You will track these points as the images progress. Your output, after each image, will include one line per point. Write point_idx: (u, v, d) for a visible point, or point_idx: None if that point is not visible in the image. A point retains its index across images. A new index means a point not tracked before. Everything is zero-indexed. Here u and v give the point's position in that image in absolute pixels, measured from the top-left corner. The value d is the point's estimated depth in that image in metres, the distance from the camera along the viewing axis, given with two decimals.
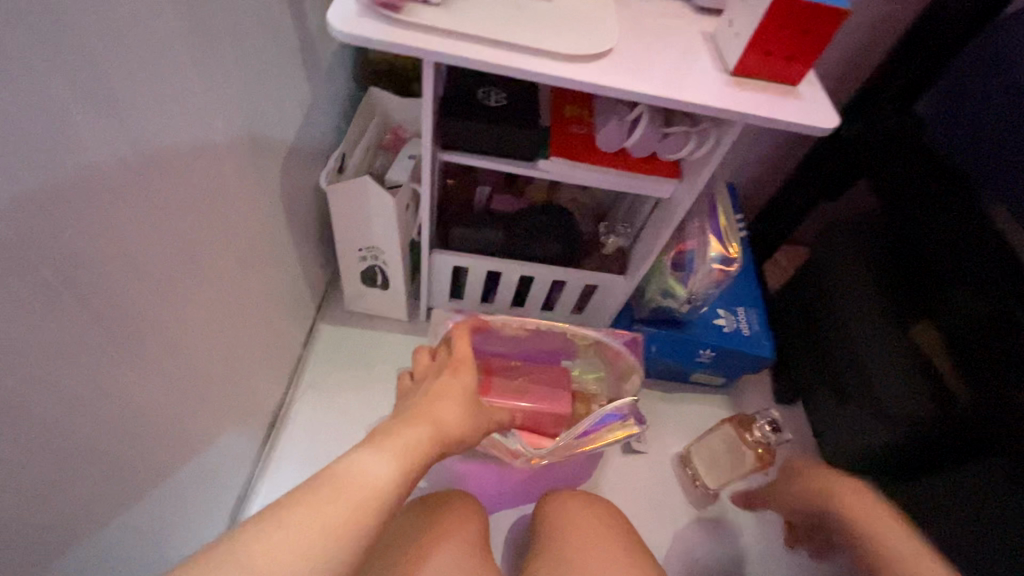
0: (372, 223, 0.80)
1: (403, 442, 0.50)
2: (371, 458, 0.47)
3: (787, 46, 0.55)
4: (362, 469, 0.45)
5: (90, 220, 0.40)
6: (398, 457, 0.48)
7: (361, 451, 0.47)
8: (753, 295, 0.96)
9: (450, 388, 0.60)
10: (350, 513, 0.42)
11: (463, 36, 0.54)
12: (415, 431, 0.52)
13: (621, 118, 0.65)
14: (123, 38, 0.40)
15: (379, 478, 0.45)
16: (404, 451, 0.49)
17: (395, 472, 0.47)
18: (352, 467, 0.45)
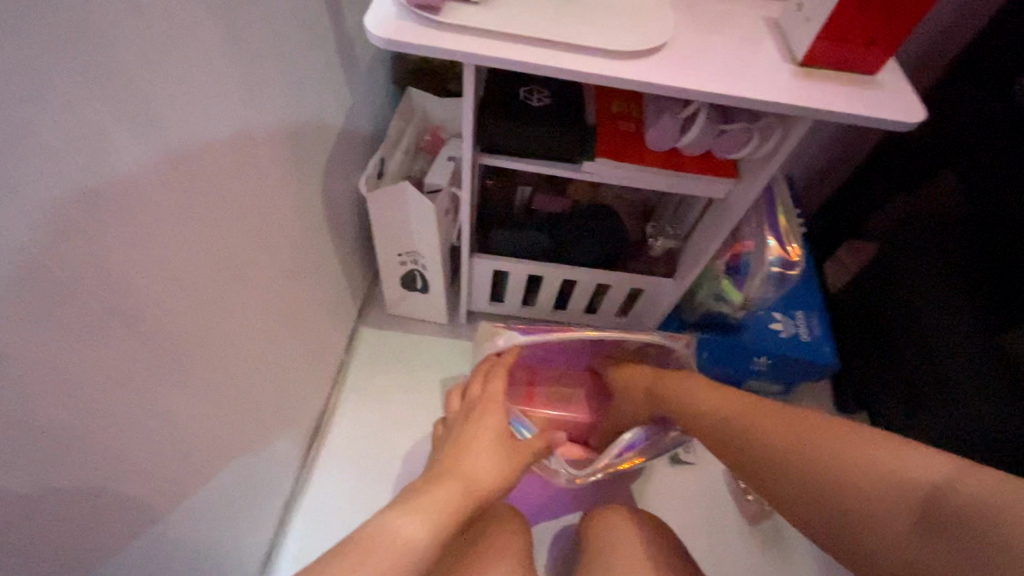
0: (411, 227, 0.79)
1: (439, 495, 0.51)
2: (406, 513, 0.47)
3: (866, 30, 0.49)
4: (399, 524, 0.45)
5: (131, 241, 0.40)
6: (434, 505, 0.50)
7: (392, 513, 0.47)
8: (813, 298, 0.90)
9: (482, 433, 0.63)
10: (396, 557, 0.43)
11: (504, 36, 0.51)
12: (449, 486, 0.53)
13: (674, 115, 0.61)
14: (157, 53, 0.39)
15: (417, 529, 0.46)
16: (444, 499, 0.51)
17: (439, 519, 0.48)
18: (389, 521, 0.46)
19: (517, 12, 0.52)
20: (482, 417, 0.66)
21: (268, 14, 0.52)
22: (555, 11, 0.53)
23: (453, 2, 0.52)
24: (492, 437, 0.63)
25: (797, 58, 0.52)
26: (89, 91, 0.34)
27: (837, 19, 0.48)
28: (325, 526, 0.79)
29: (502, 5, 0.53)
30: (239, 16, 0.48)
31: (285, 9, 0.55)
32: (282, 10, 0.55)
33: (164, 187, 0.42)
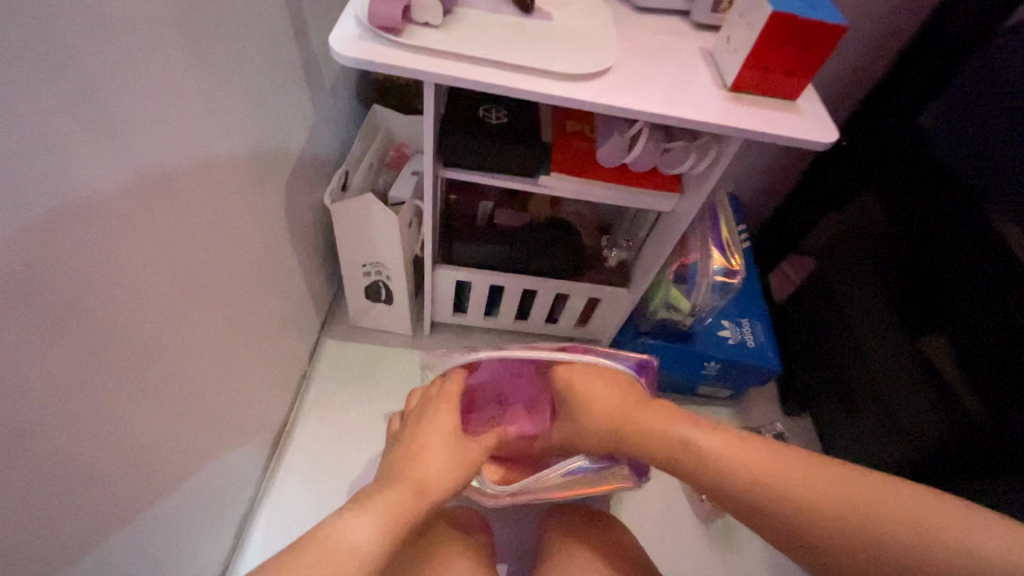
0: (375, 238, 0.81)
1: (390, 499, 0.51)
2: (355, 514, 0.48)
3: (784, 61, 0.55)
4: (345, 531, 0.45)
5: (94, 241, 0.40)
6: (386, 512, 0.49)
7: (341, 515, 0.47)
8: (757, 307, 0.96)
9: (435, 431, 0.61)
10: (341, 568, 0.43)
11: (461, 58, 0.55)
12: (401, 488, 0.52)
13: (621, 133, 0.65)
14: (123, 62, 0.41)
15: (366, 535, 0.46)
16: (398, 505, 0.51)
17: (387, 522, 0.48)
18: (335, 526, 0.46)
19: (473, 36, 0.56)
20: (437, 417, 0.64)
21: (235, 30, 0.55)
22: (508, 36, 0.57)
23: (413, 26, 0.55)
24: (444, 435, 0.61)
25: (726, 84, 0.58)
26: (54, 94, 0.35)
27: (757, 50, 0.54)
28: (286, 539, 0.78)
29: (460, 29, 0.57)
30: (206, 31, 0.50)
31: (251, 26, 0.57)
32: (248, 27, 0.57)
33: (128, 190, 0.43)
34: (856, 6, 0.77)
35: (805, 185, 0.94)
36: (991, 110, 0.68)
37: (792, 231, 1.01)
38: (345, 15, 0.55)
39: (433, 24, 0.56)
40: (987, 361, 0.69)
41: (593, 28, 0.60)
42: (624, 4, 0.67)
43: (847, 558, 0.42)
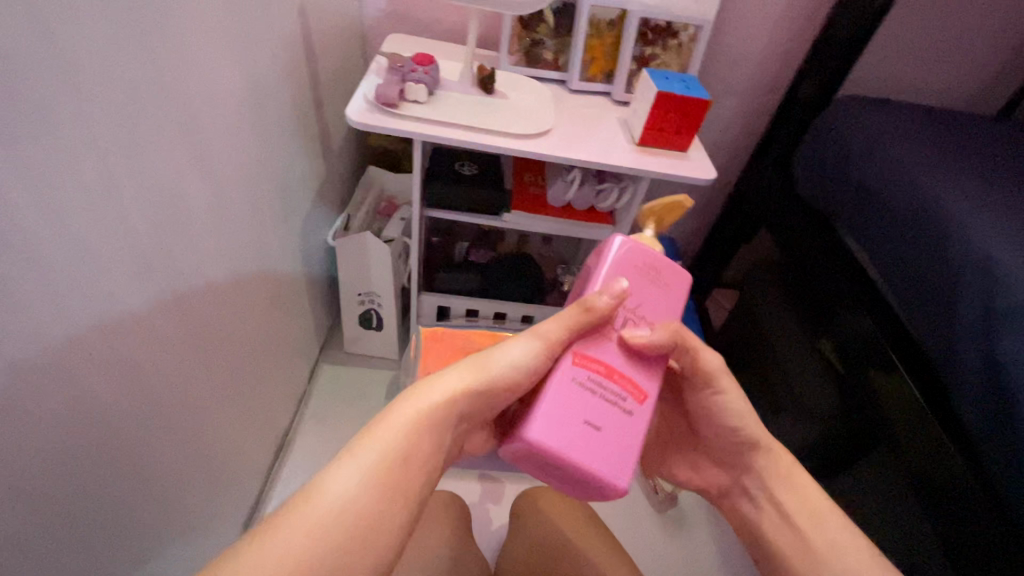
0: (372, 270, 0.98)
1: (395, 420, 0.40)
2: (350, 461, 0.37)
3: (672, 123, 0.77)
4: (337, 478, 0.37)
5: (183, 241, 0.57)
6: (389, 452, 0.38)
7: (346, 464, 0.37)
8: (693, 326, 1.14)
9: (452, 374, 0.45)
10: (342, 523, 0.35)
11: (443, 123, 0.75)
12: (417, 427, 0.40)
13: (564, 179, 0.86)
14: (213, 122, 0.59)
15: (362, 481, 0.37)
16: (404, 428, 0.40)
17: (392, 458, 0.38)
18: (321, 474, 0.37)
19: (451, 108, 0.77)
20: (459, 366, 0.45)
21: (279, 105, 0.75)
22: (476, 109, 0.79)
23: (407, 102, 0.76)
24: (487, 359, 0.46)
25: (636, 140, 0.80)
26: (173, 138, 0.53)
27: (652, 116, 0.76)
28: None
29: (440, 105, 0.78)
30: (261, 104, 0.70)
31: (289, 104, 0.78)
32: (288, 104, 0.77)
33: (207, 210, 0.60)
34: (740, 88, 1.02)
35: (719, 228, 1.18)
36: (830, 158, 0.90)
37: (715, 264, 1.22)
38: (357, 95, 0.76)
39: (421, 100, 0.77)
40: (855, 354, 0.87)
41: (538, 104, 0.83)
42: (563, 88, 0.90)
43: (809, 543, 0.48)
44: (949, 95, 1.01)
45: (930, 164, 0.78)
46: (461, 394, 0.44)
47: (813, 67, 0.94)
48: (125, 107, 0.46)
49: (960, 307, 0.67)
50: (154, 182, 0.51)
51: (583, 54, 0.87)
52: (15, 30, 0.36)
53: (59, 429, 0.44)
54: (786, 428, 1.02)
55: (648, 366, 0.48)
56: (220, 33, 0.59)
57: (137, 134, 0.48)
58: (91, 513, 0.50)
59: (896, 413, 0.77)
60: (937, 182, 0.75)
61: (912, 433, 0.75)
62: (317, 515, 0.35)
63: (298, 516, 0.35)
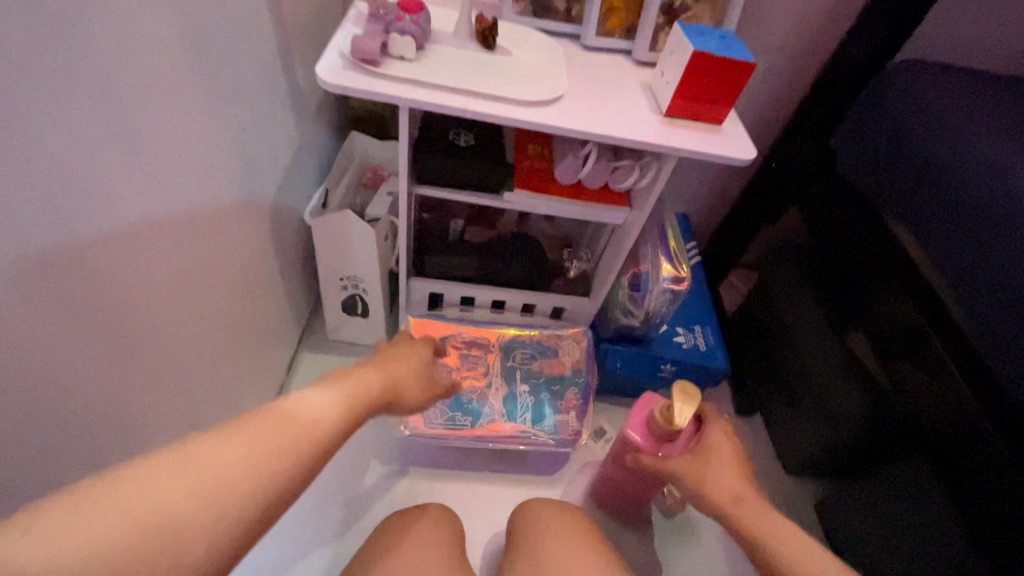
0: (354, 252, 0.86)
1: (359, 383, 0.53)
2: (319, 391, 0.49)
3: (707, 91, 0.65)
4: (310, 399, 0.47)
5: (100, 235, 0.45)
6: (349, 407, 0.50)
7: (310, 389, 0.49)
8: (708, 315, 1.05)
9: (377, 371, 0.57)
10: (303, 435, 0.43)
11: (434, 86, 0.63)
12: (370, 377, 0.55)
13: (575, 154, 0.75)
14: (137, 80, 0.47)
15: (330, 407, 0.48)
16: (349, 396, 0.51)
17: (354, 408, 0.50)
18: (294, 397, 0.47)
19: (444, 68, 0.65)
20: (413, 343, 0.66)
21: (236, 60, 0.62)
22: (475, 69, 0.66)
23: (391, 58, 0.63)
24: (420, 375, 0.61)
25: (662, 110, 0.68)
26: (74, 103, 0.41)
27: (684, 82, 0.64)
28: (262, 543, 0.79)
29: (432, 63, 0.65)
30: (210, 58, 0.57)
31: (249, 58, 0.64)
32: (247, 59, 0.64)
33: (134, 190, 0.48)
34: (777, 48, 0.89)
35: (740, 207, 1.07)
36: (880, 131, 0.79)
37: (733, 246, 1.12)
38: (330, 48, 0.63)
39: (408, 57, 0.64)
40: (894, 349, 0.79)
41: (548, 64, 0.70)
42: (576, 44, 0.77)
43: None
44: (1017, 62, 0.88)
45: (1001, 145, 0.68)
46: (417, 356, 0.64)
47: (867, 25, 0.81)
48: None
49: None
50: (44, 163, 0.39)
51: (602, 4, 0.73)
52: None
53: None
54: (801, 424, 0.94)
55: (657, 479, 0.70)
56: None
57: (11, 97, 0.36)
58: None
59: (951, 414, 0.70)
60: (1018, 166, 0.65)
61: (964, 435, 0.69)
62: (284, 425, 0.43)
63: (266, 420, 0.43)
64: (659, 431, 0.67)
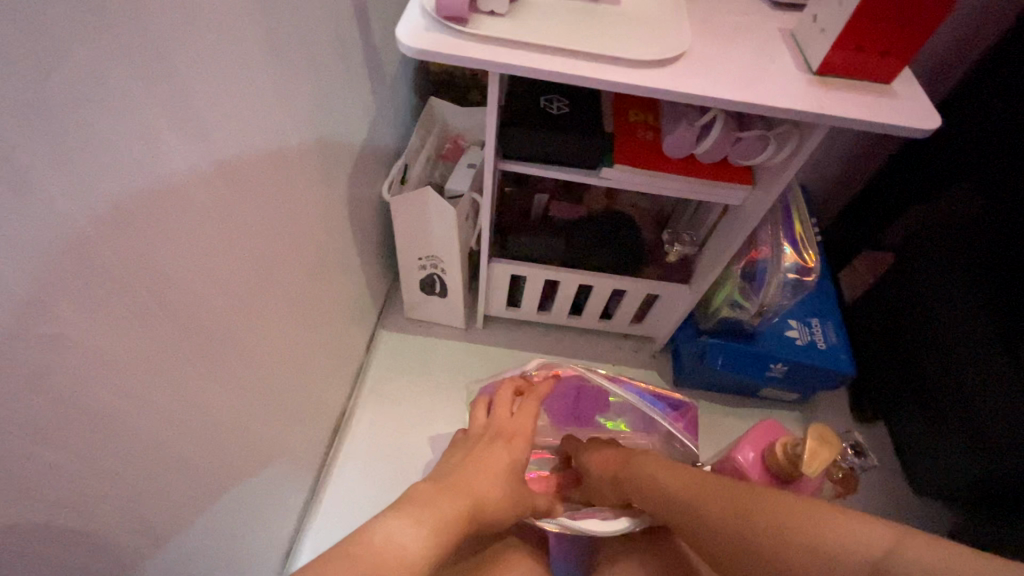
0: (434, 232, 0.81)
1: (444, 507, 0.47)
2: (405, 518, 0.43)
3: (878, 41, 0.50)
4: (396, 529, 0.42)
5: (170, 238, 0.39)
6: (445, 523, 0.45)
7: (391, 515, 0.43)
8: (830, 307, 0.90)
9: (476, 487, 0.52)
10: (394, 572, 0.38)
11: (531, 45, 0.53)
12: (457, 500, 0.49)
13: (691, 122, 0.63)
14: (203, 55, 0.40)
15: (416, 540, 0.42)
16: (453, 513, 0.47)
17: (444, 524, 0.45)
18: (379, 530, 0.41)
19: (541, 23, 0.55)
20: (505, 441, 0.61)
21: (310, 23, 0.55)
22: (582, 24, 0.55)
23: (480, 15, 0.54)
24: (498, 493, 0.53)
25: (811, 68, 0.54)
26: (146, 82, 0.35)
27: (853, 27, 0.49)
28: (344, 528, 0.78)
29: (527, 17, 0.55)
30: (283, 23, 0.50)
31: (324, 20, 0.57)
32: (322, 21, 0.57)
33: (207, 182, 0.42)
34: None
35: (886, 178, 0.90)
36: None
37: (869, 226, 0.94)
38: (411, 6, 0.55)
39: (500, 11, 0.54)
40: None
41: (665, 12, 0.58)
42: None
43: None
44: None
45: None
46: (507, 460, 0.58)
47: None
48: (35, 35, 0.27)
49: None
50: (103, 163, 0.32)
51: None
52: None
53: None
54: (940, 439, 0.80)
55: None
56: None
57: (77, 77, 0.30)
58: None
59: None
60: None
61: None
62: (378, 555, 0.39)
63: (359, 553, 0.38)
64: (784, 468, 0.63)
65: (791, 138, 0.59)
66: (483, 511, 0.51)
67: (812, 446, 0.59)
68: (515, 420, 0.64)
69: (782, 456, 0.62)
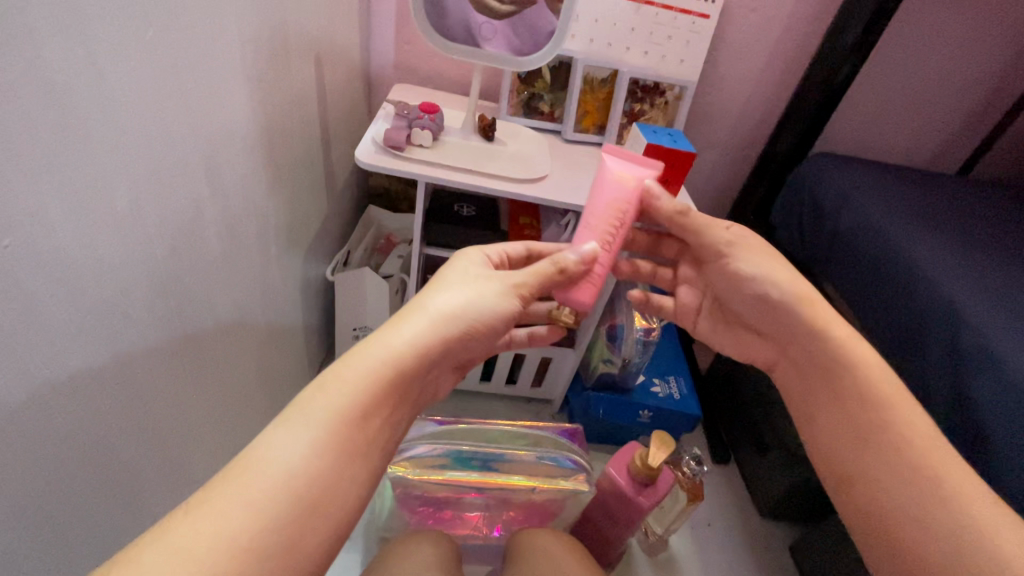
0: (368, 305, 0.99)
1: (344, 395, 0.41)
2: (302, 431, 0.39)
3: (660, 174, 0.83)
4: (287, 443, 0.38)
5: (193, 265, 0.56)
6: (342, 420, 0.40)
7: (291, 421, 0.39)
8: (682, 367, 1.15)
9: (408, 338, 0.45)
10: (260, 499, 0.35)
11: (448, 166, 0.80)
12: (366, 378, 0.42)
13: (558, 223, 0.91)
14: (234, 156, 0.61)
15: (305, 452, 0.38)
16: (357, 394, 0.41)
17: (348, 411, 0.40)
18: (263, 439, 0.38)
19: (453, 153, 0.82)
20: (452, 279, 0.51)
21: (294, 145, 0.78)
22: (482, 156, 0.84)
23: (412, 146, 0.81)
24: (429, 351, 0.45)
25: None
26: (204, 168, 0.55)
27: None
28: None
29: (444, 150, 0.83)
30: (279, 142, 0.72)
31: (303, 143, 0.81)
32: (301, 144, 0.80)
33: (218, 235, 0.60)
34: (721, 143, 1.09)
35: None
36: (806, 210, 0.93)
37: None
38: (365, 138, 0.81)
39: (426, 145, 0.82)
40: None
41: (535, 153, 0.88)
42: (558, 137, 0.97)
43: (913, 489, 0.46)
44: (907, 156, 1.11)
45: (918, 238, 0.78)
46: (439, 325, 0.46)
47: (788, 127, 1.00)
48: (159, 133, 0.47)
49: (930, 363, 0.67)
50: (170, 209, 0.50)
51: (578, 107, 0.94)
52: (61, 50, 0.36)
53: (51, 460, 0.42)
54: (773, 466, 1.03)
55: (644, 511, 0.83)
56: (251, 73, 0.61)
57: (172, 162, 0.49)
58: (71, 549, 0.47)
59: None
60: (921, 254, 0.74)
61: None
62: (278, 453, 0.37)
63: (267, 452, 0.38)
64: (644, 474, 0.81)
65: None
66: (405, 378, 0.44)
67: (655, 447, 0.80)
68: (468, 257, 0.54)
69: (638, 463, 0.81)
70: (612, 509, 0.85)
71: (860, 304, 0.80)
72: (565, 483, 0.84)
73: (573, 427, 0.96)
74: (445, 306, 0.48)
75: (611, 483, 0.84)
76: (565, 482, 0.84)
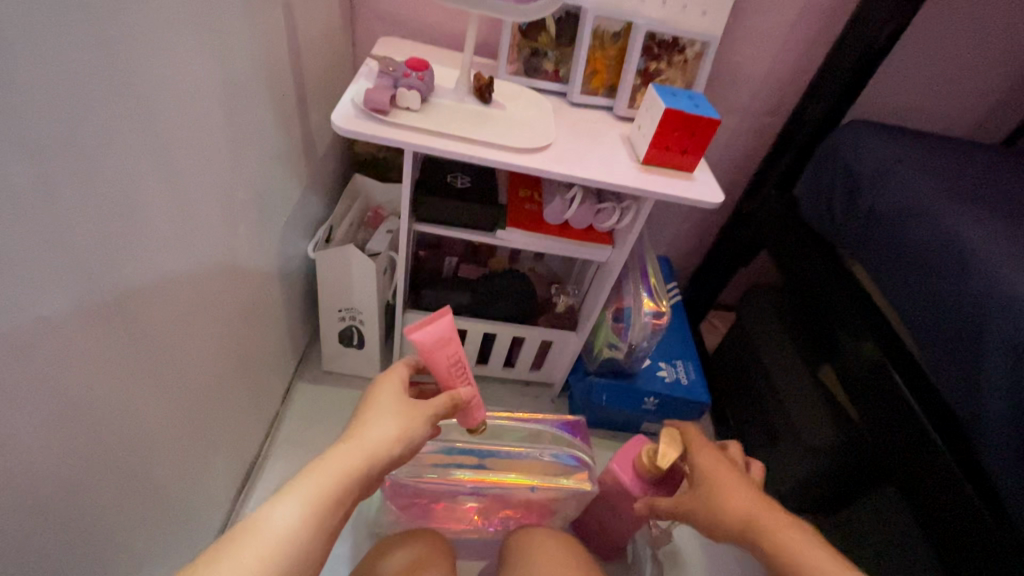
0: (354, 285, 0.91)
1: (320, 484, 0.47)
2: (291, 506, 0.45)
3: (678, 143, 0.74)
4: (279, 519, 0.44)
5: (138, 252, 0.48)
6: (318, 503, 0.46)
7: (280, 500, 0.46)
8: (690, 350, 1.09)
9: (365, 446, 0.50)
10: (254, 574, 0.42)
11: (440, 133, 0.70)
12: (342, 465, 0.48)
13: (562, 196, 0.82)
14: (183, 121, 0.51)
15: (291, 526, 0.44)
16: (330, 487, 0.47)
17: (318, 505, 0.46)
18: (261, 510, 0.45)
19: (446, 118, 0.72)
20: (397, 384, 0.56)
21: (262, 108, 0.68)
22: (478, 121, 0.74)
23: (399, 109, 0.71)
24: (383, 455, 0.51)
25: (639, 158, 0.76)
26: (140, 136, 0.46)
27: (657, 132, 0.73)
28: None
29: (435, 114, 0.73)
30: (242, 105, 0.63)
31: (273, 105, 0.71)
32: (270, 106, 0.70)
33: (168, 216, 0.52)
34: (743, 107, 0.99)
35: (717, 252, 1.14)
36: (838, 183, 0.84)
37: (710, 285, 1.17)
38: (344, 99, 0.71)
39: (415, 109, 0.72)
40: (871, 388, 0.77)
41: (538, 117, 0.78)
42: (562, 99, 0.86)
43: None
44: (946, 124, 1.01)
45: (972, 218, 0.69)
46: (392, 431, 0.52)
47: (820, 89, 0.90)
48: (69, 94, 0.38)
49: (983, 360, 0.60)
50: (97, 187, 0.42)
51: (586, 65, 0.84)
52: None
53: None
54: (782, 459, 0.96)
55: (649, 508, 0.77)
56: (197, 21, 0.51)
57: (92, 129, 0.40)
58: None
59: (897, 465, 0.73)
60: (975, 237, 0.66)
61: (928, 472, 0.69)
62: (254, 554, 0.42)
63: (240, 550, 0.42)
64: (652, 474, 0.75)
65: (636, 207, 0.80)
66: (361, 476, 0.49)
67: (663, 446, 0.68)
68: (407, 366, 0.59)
69: (646, 462, 0.74)
70: (615, 506, 0.80)
71: (899, 292, 0.72)
72: (564, 482, 0.78)
73: (575, 418, 0.89)
74: (392, 419, 0.53)
75: (614, 479, 0.78)
76: (566, 480, 0.78)
